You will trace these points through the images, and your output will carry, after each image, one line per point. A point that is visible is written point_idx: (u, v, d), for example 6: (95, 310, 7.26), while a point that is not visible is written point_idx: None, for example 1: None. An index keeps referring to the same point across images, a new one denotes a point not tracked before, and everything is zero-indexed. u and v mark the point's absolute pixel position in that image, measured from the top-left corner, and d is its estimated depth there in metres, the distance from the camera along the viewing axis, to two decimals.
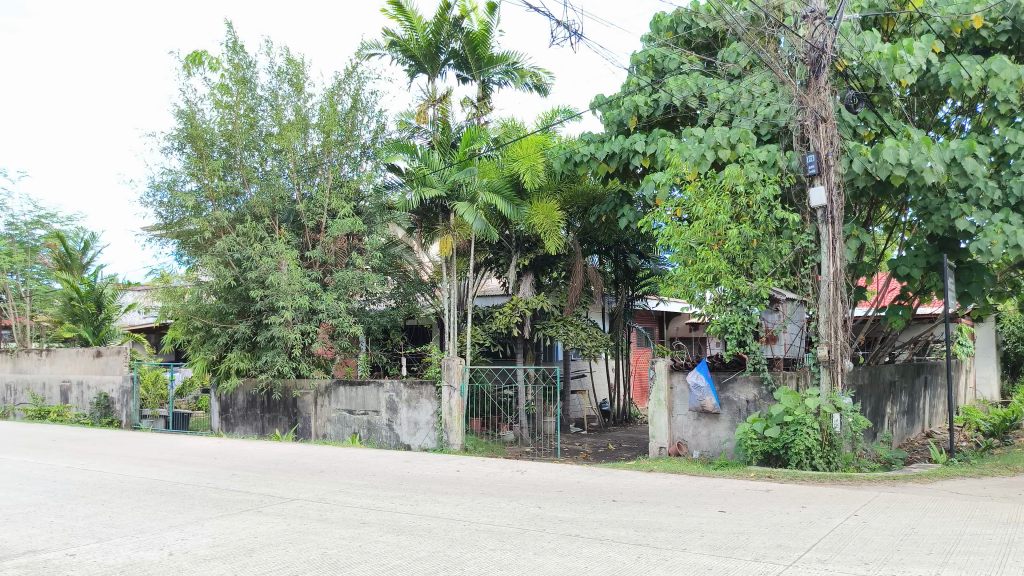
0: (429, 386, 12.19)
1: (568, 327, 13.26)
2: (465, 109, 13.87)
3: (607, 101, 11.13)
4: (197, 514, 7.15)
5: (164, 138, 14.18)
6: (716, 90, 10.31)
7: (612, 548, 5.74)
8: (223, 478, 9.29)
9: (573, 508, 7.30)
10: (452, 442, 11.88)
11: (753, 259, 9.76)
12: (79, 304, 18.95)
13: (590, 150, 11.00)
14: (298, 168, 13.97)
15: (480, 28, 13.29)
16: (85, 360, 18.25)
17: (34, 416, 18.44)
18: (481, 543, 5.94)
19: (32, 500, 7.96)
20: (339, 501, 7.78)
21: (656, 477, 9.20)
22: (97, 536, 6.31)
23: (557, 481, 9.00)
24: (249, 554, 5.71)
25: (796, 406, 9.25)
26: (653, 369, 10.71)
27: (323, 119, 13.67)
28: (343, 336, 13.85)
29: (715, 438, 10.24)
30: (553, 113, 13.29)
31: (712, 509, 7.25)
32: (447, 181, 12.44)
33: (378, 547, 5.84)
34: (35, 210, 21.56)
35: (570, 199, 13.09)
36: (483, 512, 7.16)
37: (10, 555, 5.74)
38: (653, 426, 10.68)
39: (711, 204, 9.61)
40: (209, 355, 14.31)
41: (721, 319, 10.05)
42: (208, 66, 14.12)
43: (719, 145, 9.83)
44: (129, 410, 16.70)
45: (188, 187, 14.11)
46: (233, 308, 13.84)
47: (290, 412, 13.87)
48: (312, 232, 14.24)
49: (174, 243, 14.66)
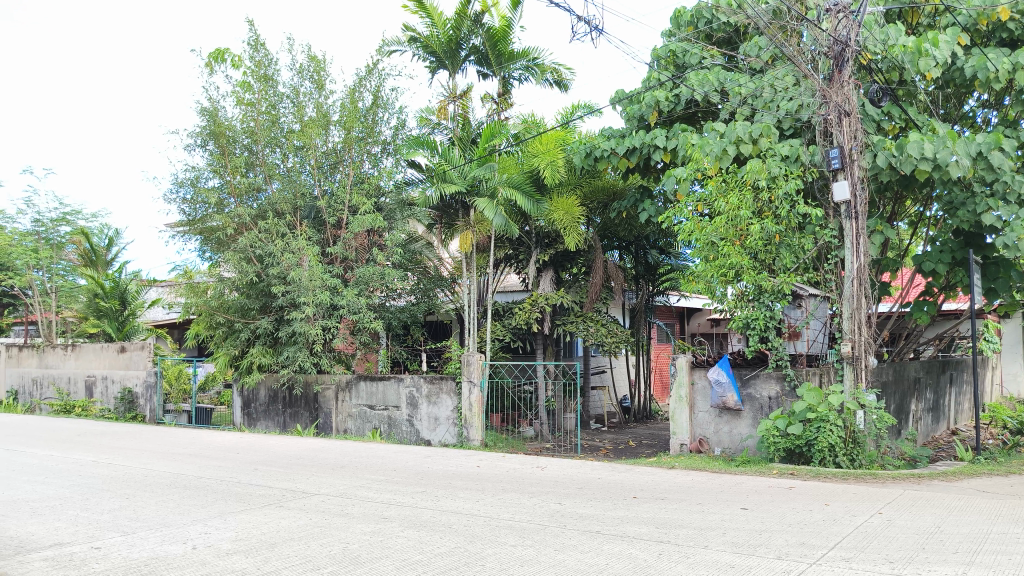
0: (449, 381, 12.22)
1: (588, 323, 13.25)
2: (485, 105, 13.86)
3: (628, 95, 11.02)
4: (219, 509, 7.20)
5: (187, 135, 14.28)
6: (738, 85, 10.19)
7: (634, 545, 5.71)
8: (245, 473, 9.36)
9: (594, 505, 7.28)
10: (472, 438, 11.89)
11: (775, 255, 9.69)
12: (104, 301, 19.18)
13: (610, 145, 10.90)
14: (319, 165, 14.07)
15: (502, 24, 13.26)
16: (110, 356, 18.26)
17: (60, 411, 18.86)
18: (501, 539, 5.94)
19: (57, 493, 8.07)
20: (360, 496, 7.82)
21: (677, 474, 9.15)
22: (122, 530, 6.38)
23: (578, 477, 8.98)
24: (271, 548, 5.74)
25: (819, 402, 9.21)
26: (675, 366, 10.66)
27: (345, 116, 13.73)
28: (364, 332, 13.90)
29: (737, 435, 10.17)
30: (573, 109, 13.22)
31: (733, 506, 7.20)
32: (467, 177, 12.52)
33: (399, 543, 5.85)
34: (61, 207, 21.80)
35: (591, 195, 13.03)
36: (503, 508, 7.16)
37: (36, 548, 5.81)
38: (674, 423, 10.62)
39: (733, 200, 9.60)
40: (232, 350, 14.31)
41: (744, 314, 9.93)
42: (230, 63, 14.21)
43: (741, 140, 9.69)
44: (153, 405, 16.91)
45: (211, 183, 14.20)
46: (255, 303, 13.95)
47: (312, 407, 13.96)
48: (333, 228, 14.32)
49: (198, 240, 14.79)
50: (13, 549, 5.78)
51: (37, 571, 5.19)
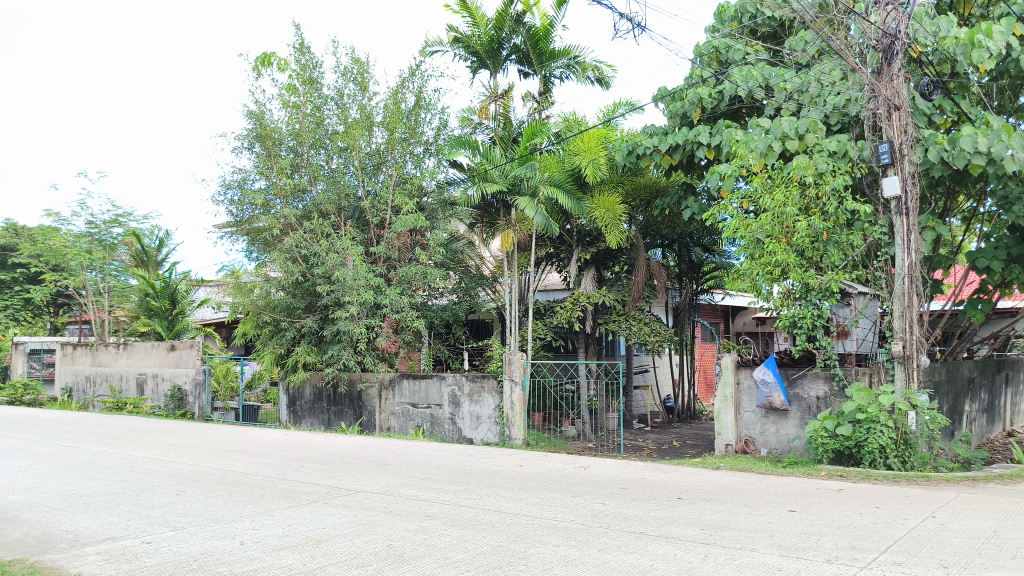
0: (491, 380, 12.25)
1: (630, 322, 13.12)
2: (526, 104, 13.84)
3: (670, 93, 10.92)
4: (266, 505, 7.31)
5: (234, 138, 14.55)
6: (784, 80, 9.98)
7: (679, 546, 5.65)
8: (291, 471, 9.49)
9: (638, 506, 7.21)
10: (514, 437, 11.88)
11: (823, 253, 9.45)
12: (155, 300, 19.66)
13: (653, 142, 10.78)
14: (363, 165, 14.20)
15: (543, 23, 13.22)
16: (160, 354, 18.68)
17: (112, 407, 19.38)
18: (545, 539, 5.92)
19: (110, 489, 8.27)
20: (404, 494, 7.87)
21: (722, 475, 9.02)
22: (172, 525, 6.50)
23: (621, 477, 8.92)
24: (317, 545, 5.81)
25: (869, 403, 8.98)
26: (719, 365, 10.53)
27: (387, 117, 13.85)
28: (406, 331, 14.02)
29: (784, 435, 9.99)
30: (615, 107, 13.13)
31: (781, 508, 7.06)
32: (509, 176, 12.56)
33: (443, 541, 5.88)
34: (114, 209, 22.37)
35: (633, 192, 12.89)
36: (546, 507, 7.14)
37: (90, 542, 5.96)
38: (719, 423, 10.48)
39: (779, 196, 9.43)
40: (278, 349, 14.55)
41: (790, 313, 9.70)
42: (276, 67, 14.43)
43: (787, 136, 9.53)
44: (202, 402, 17.26)
45: (257, 185, 14.42)
46: (301, 303, 14.16)
47: (356, 405, 14.12)
48: (377, 228, 14.47)
49: (245, 240, 15.07)
50: (68, 543, 5.94)
51: (92, 565, 5.32)
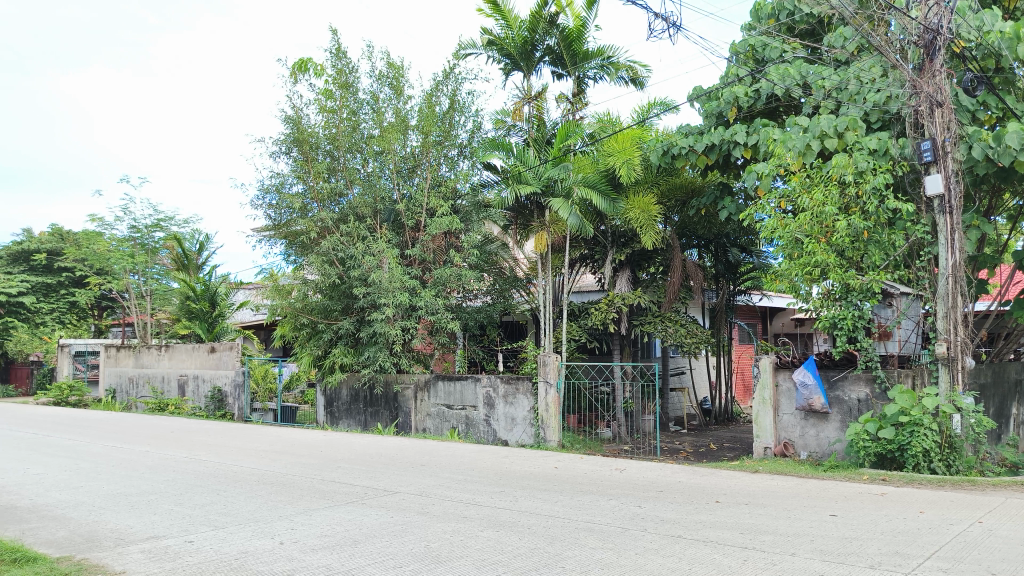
0: (526, 382, 12.24)
1: (666, 324, 13.04)
2: (561, 105, 13.82)
3: (706, 92, 10.81)
4: (305, 505, 7.40)
5: (272, 143, 14.75)
6: (822, 77, 9.80)
7: (718, 550, 5.59)
8: (328, 471, 9.58)
9: (675, 509, 7.16)
10: (549, 439, 11.84)
11: (863, 252, 9.25)
12: (195, 303, 20.03)
13: (688, 142, 10.70)
14: (398, 169, 14.30)
15: (576, 24, 13.19)
16: (201, 356, 18.99)
17: (154, 408, 19.77)
18: (582, 541, 5.89)
19: (153, 488, 8.44)
20: (440, 495, 7.91)
21: (761, 479, 8.91)
22: (213, 524, 6.62)
23: (658, 480, 8.86)
24: (355, 545, 5.86)
25: (912, 406, 8.75)
26: (757, 367, 10.40)
27: (422, 121, 13.95)
28: (441, 333, 14.11)
29: (824, 439, 9.84)
30: (649, 107, 13.04)
31: (822, 512, 6.95)
32: (542, 177, 12.58)
33: (479, 542, 5.89)
34: (155, 214, 22.82)
35: (669, 193, 12.74)
36: (583, 510, 7.11)
37: (134, 540, 6.09)
38: (757, 426, 10.36)
39: (818, 195, 9.26)
40: (315, 350, 14.73)
41: (830, 314, 9.56)
42: (313, 72, 14.59)
43: (826, 134, 9.39)
44: (241, 403, 17.51)
45: (295, 189, 14.60)
46: (337, 305, 14.28)
47: (392, 407, 14.20)
48: (412, 230, 14.54)
49: (283, 243, 15.26)
50: (113, 541, 6.07)
51: (136, 563, 5.43)
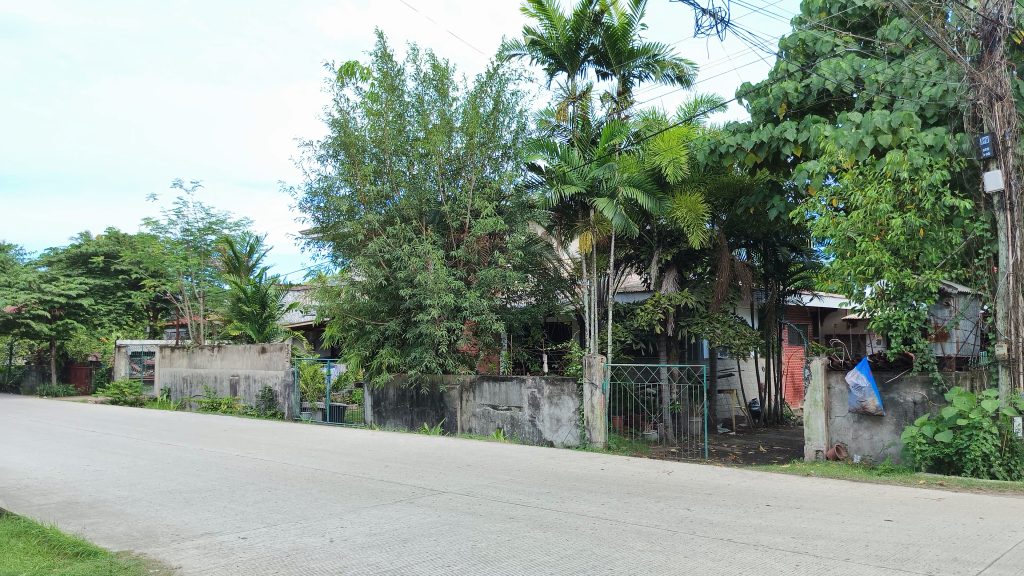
0: (571, 382, 12.20)
1: (714, 324, 12.86)
2: (605, 105, 13.75)
3: (754, 88, 10.60)
4: (353, 504, 7.48)
5: (319, 147, 14.95)
6: (875, 71, 9.49)
7: (769, 554, 5.49)
8: (376, 470, 9.66)
9: (725, 512, 7.05)
10: (595, 440, 11.75)
11: (919, 251, 9.01)
12: (246, 304, 20.47)
13: (736, 140, 10.56)
14: (443, 170, 14.42)
15: (621, 22, 13.11)
16: (252, 356, 19.36)
17: (207, 407, 20.23)
18: (630, 543, 5.84)
19: (207, 485, 8.62)
20: (487, 496, 7.93)
21: (813, 483, 8.72)
22: (265, 521, 6.73)
23: (706, 482, 8.75)
24: (403, 543, 5.89)
25: (971, 409, 8.48)
26: (809, 368, 10.21)
27: (467, 122, 14.04)
28: (486, 333, 14.18)
29: (878, 442, 9.60)
30: (696, 104, 12.91)
31: (876, 517, 6.79)
32: (587, 177, 12.50)
33: (527, 543, 5.88)
34: (207, 217, 23.33)
35: (716, 191, 12.56)
36: (631, 512, 7.06)
37: (189, 536, 6.22)
38: (809, 429, 10.15)
39: (871, 192, 9.00)
40: (363, 351, 14.90)
41: (884, 314, 9.33)
42: (359, 76, 14.77)
43: (879, 130, 9.14)
44: (290, 403, 17.80)
45: (342, 192, 14.77)
46: (384, 305, 14.43)
47: (438, 407, 14.28)
48: (457, 232, 14.62)
49: (331, 246, 15.43)
50: (169, 537, 6.21)
51: (191, 558, 5.54)
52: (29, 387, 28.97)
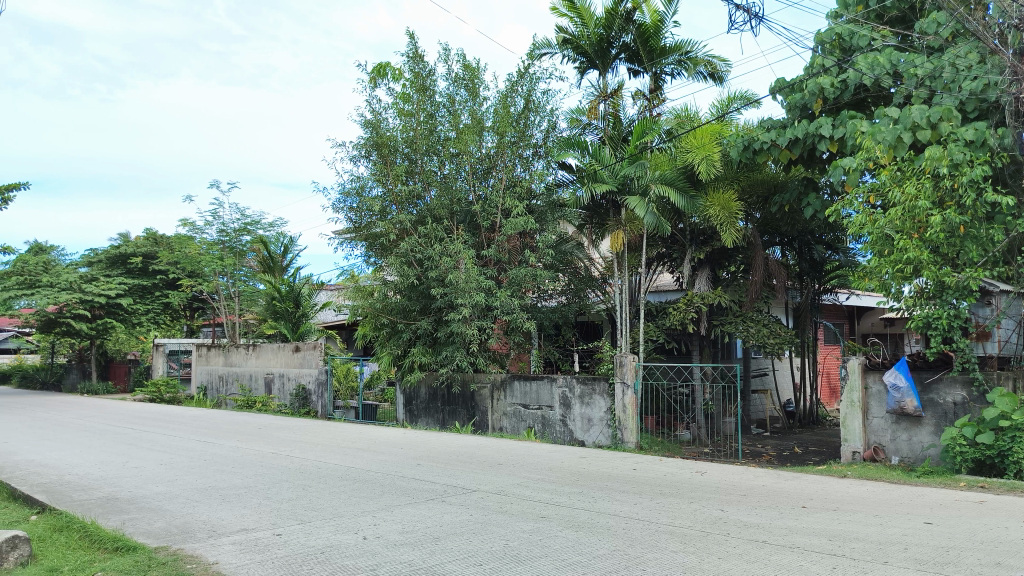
0: (603, 382, 12.15)
1: (748, 323, 12.73)
2: (637, 102, 13.67)
3: (789, 84, 10.45)
4: (386, 502, 7.53)
5: (352, 148, 15.04)
6: (914, 65, 9.37)
7: (805, 557, 5.42)
8: (408, 469, 9.72)
9: (759, 513, 6.97)
10: (627, 440, 11.69)
11: (960, 248, 8.80)
12: (281, 303, 20.72)
13: (770, 137, 10.44)
14: (474, 170, 14.47)
15: (653, 19, 13.03)
16: (286, 354, 19.60)
17: (243, 405, 20.49)
18: (663, 544, 5.80)
19: (243, 482, 8.74)
20: (518, 495, 7.93)
21: (850, 484, 8.60)
22: (300, 518, 6.80)
23: (741, 484, 8.65)
24: (435, 542, 5.92)
25: (1014, 410, 8.28)
26: (844, 368, 10.06)
27: (497, 122, 14.06)
28: (517, 332, 14.20)
29: (917, 443, 9.42)
30: (729, 101, 12.77)
31: (915, 520, 6.67)
32: (618, 175, 12.45)
33: (559, 542, 5.87)
34: (243, 218, 23.65)
35: (750, 188, 12.40)
36: (663, 512, 7.02)
37: (226, 532, 6.30)
38: (845, 430, 10.00)
39: (909, 188, 8.73)
40: (395, 350, 15.00)
41: (924, 313, 9.16)
42: (391, 77, 14.86)
43: (918, 125, 8.98)
44: (324, 401, 17.96)
45: (374, 192, 14.86)
46: (416, 305, 14.51)
47: (470, 406, 14.33)
48: (488, 231, 14.66)
49: (362, 246, 15.46)
50: (206, 532, 6.31)
51: (228, 554, 5.62)
52: (70, 385, 29.63)
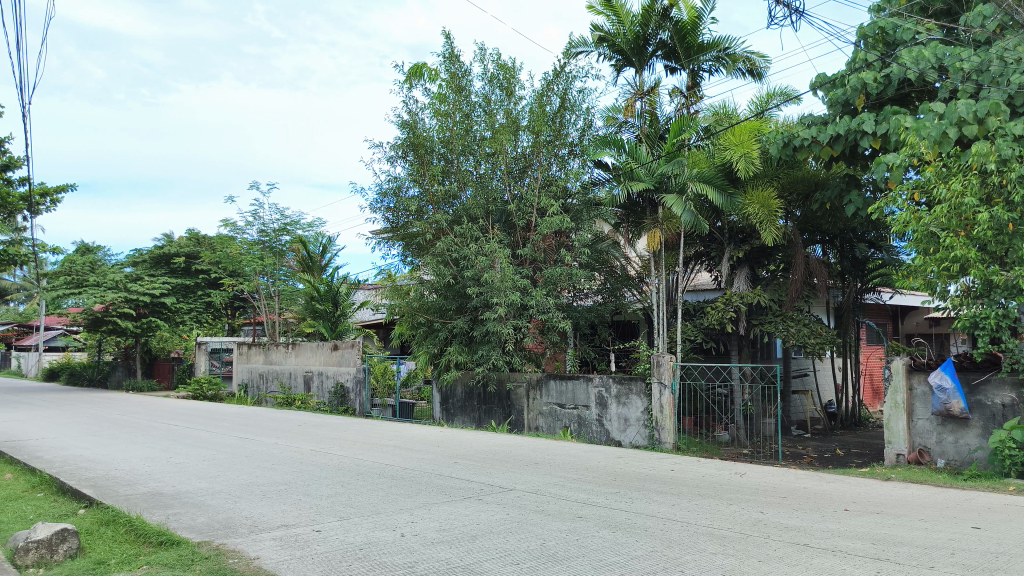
0: (639, 382, 12.07)
1: (788, 323, 12.54)
2: (674, 100, 13.55)
3: (830, 79, 10.28)
4: (424, 499, 7.58)
5: (389, 148, 15.14)
6: (960, 59, 9.12)
7: (848, 561, 5.33)
8: (445, 467, 9.77)
9: (800, 516, 6.86)
10: (664, 441, 11.59)
11: (1008, 246, 8.53)
12: (319, 302, 20.99)
13: (811, 133, 10.28)
14: (510, 169, 14.51)
15: (690, 16, 12.88)
16: (324, 352, 19.84)
17: (282, 403, 20.76)
18: (701, 546, 5.75)
19: (283, 479, 8.86)
20: (555, 494, 7.93)
21: (894, 487, 8.43)
22: (339, 515, 6.87)
23: (781, 486, 8.54)
24: (472, 540, 5.94)
25: None
26: (888, 369, 9.87)
27: (533, 121, 14.05)
28: (552, 332, 14.19)
29: (963, 446, 9.21)
30: (768, 97, 12.60)
31: (962, 524, 6.51)
32: (655, 173, 12.36)
33: (596, 543, 5.85)
34: (282, 219, 23.97)
35: (790, 186, 12.22)
36: (701, 514, 6.95)
37: (267, 528, 6.40)
38: (889, 432, 9.81)
39: (956, 184, 8.54)
40: (432, 348, 15.09)
41: (970, 313, 8.93)
42: (427, 77, 14.93)
43: (964, 121, 8.74)
44: (362, 399, 18.13)
45: (411, 193, 14.96)
46: (452, 304, 14.57)
47: (506, 405, 14.36)
48: (523, 230, 14.68)
49: (399, 246, 15.57)
50: (248, 528, 6.41)
51: (269, 550, 5.71)
52: (116, 382, 30.35)
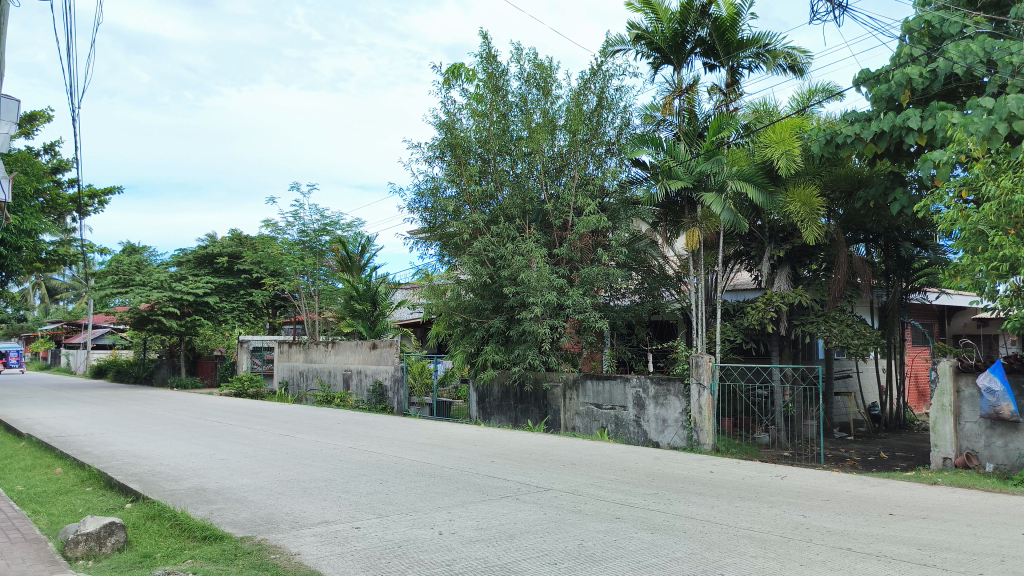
0: (678, 382, 11.96)
1: (830, 323, 12.32)
2: (714, 97, 13.41)
3: (875, 75, 10.09)
4: (461, 498, 7.61)
5: (426, 149, 15.20)
6: (1009, 53, 8.88)
7: (892, 566, 5.22)
8: (483, 466, 9.79)
9: (843, 520, 6.74)
10: (703, 442, 11.47)
11: None
12: (358, 302, 21.29)
13: (855, 130, 10.09)
14: (547, 169, 14.51)
15: (729, 13, 12.75)
16: (363, 351, 20.05)
17: (321, 401, 21.01)
18: (742, 549, 5.68)
19: (323, 476, 8.97)
20: (592, 495, 7.90)
21: (942, 492, 8.23)
22: (378, 512, 6.93)
23: (823, 489, 8.40)
24: (510, 539, 5.95)
25: None
26: (935, 371, 9.64)
27: (570, 120, 14.03)
28: (589, 332, 14.15)
29: (1013, 450, 8.96)
30: (809, 94, 12.41)
31: (1013, 530, 6.34)
32: (693, 171, 12.23)
33: (634, 544, 5.82)
34: (322, 219, 24.26)
35: (832, 184, 12.01)
36: (742, 516, 6.86)
37: (308, 524, 6.48)
38: (935, 435, 9.59)
39: (1005, 182, 8.30)
40: (468, 348, 15.13)
41: (1021, 313, 8.66)
42: (465, 78, 14.98)
43: (1015, 116, 8.51)
44: (399, 397, 18.25)
45: (448, 193, 15.00)
46: (488, 303, 14.62)
47: (542, 404, 14.34)
48: (560, 229, 14.64)
49: (437, 245, 15.63)
50: (289, 524, 6.50)
51: (310, 546, 5.78)
52: (161, 380, 31.02)
